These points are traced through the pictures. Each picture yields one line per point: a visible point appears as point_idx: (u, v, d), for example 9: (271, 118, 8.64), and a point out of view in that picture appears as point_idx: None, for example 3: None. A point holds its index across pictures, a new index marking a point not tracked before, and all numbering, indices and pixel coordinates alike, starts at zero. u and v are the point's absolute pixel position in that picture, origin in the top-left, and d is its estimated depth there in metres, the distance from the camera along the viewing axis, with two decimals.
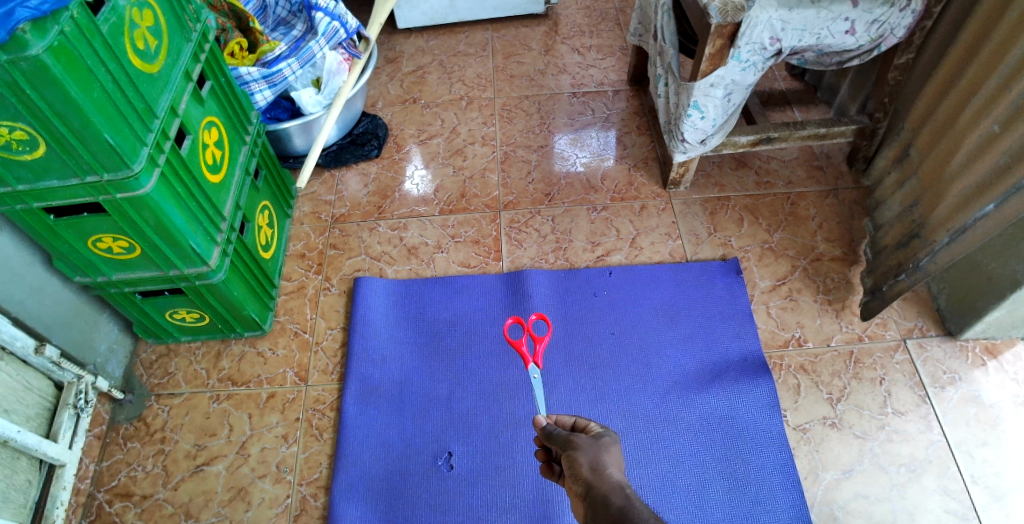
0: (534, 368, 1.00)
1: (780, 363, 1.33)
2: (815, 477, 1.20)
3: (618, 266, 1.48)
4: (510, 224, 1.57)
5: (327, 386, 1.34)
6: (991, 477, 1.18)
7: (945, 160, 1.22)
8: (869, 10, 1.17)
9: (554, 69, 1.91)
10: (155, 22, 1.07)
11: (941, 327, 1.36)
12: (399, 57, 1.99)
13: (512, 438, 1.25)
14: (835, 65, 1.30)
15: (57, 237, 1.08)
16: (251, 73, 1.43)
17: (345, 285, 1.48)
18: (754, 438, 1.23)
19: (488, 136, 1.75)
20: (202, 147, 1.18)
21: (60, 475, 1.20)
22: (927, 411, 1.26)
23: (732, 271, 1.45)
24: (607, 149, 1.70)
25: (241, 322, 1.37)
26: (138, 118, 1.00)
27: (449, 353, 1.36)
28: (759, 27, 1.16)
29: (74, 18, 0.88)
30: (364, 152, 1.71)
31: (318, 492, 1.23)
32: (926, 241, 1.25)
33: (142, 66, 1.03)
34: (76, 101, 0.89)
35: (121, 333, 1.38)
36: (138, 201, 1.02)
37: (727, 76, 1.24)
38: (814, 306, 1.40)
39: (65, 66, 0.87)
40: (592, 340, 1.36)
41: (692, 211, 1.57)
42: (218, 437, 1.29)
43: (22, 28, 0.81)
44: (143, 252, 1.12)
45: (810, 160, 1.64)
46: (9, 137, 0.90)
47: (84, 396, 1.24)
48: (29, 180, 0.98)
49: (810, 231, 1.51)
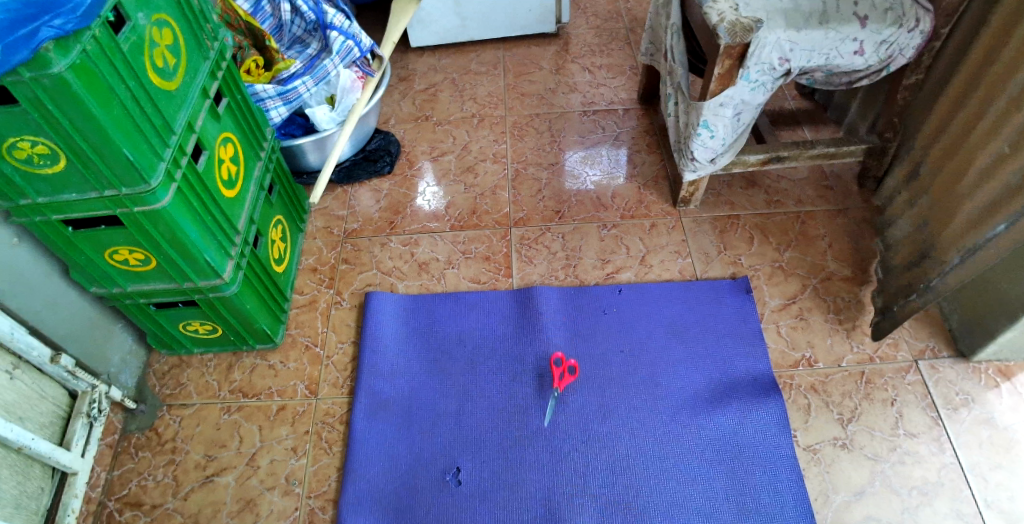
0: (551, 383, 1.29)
1: (789, 382, 1.33)
2: (825, 499, 1.19)
3: (627, 283, 1.48)
4: (520, 241, 1.58)
5: (337, 400, 1.35)
6: (1006, 501, 1.16)
7: (956, 180, 1.22)
8: (876, 31, 1.18)
9: (565, 88, 1.93)
10: (174, 41, 1.10)
11: (953, 348, 1.35)
12: (412, 76, 2.02)
13: (521, 455, 1.25)
14: (844, 85, 1.31)
15: (74, 250, 1.11)
16: (266, 90, 1.48)
17: (355, 299, 1.50)
18: (763, 459, 1.22)
19: (499, 154, 1.77)
20: (218, 162, 1.21)
21: (72, 483, 1.21)
22: (939, 433, 1.25)
23: (741, 289, 1.45)
24: (617, 167, 1.71)
25: (254, 335, 1.38)
26: (156, 133, 1.03)
27: (458, 368, 1.37)
28: (768, 47, 1.17)
29: (96, 37, 0.90)
30: (376, 168, 1.73)
31: (326, 505, 1.23)
32: (937, 261, 1.25)
33: (160, 83, 1.05)
34: (95, 117, 0.91)
35: (135, 344, 1.40)
36: (154, 214, 1.05)
37: (736, 96, 1.25)
38: (824, 325, 1.40)
39: (85, 83, 0.89)
40: (600, 358, 1.36)
41: (702, 229, 1.57)
42: (228, 448, 1.30)
43: (45, 47, 0.83)
44: (158, 264, 1.14)
45: (820, 179, 1.65)
46: (31, 151, 0.93)
47: (97, 405, 1.26)
48: (50, 193, 1.00)
49: (820, 249, 1.51)
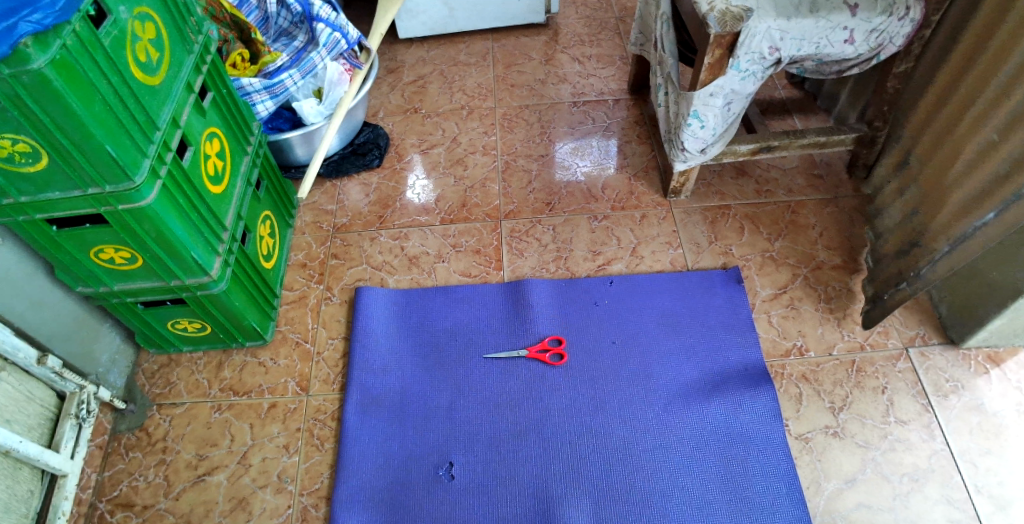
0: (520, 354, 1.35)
1: (781, 372, 1.33)
2: (817, 487, 1.20)
3: (619, 275, 1.48)
4: (510, 234, 1.57)
5: (328, 396, 1.34)
6: (995, 486, 1.18)
7: (945, 169, 1.22)
8: (867, 19, 1.17)
9: (554, 79, 1.91)
10: (157, 34, 1.08)
11: (943, 335, 1.35)
12: (399, 68, 2.00)
13: (514, 449, 1.25)
14: (834, 74, 1.30)
15: (59, 249, 1.09)
16: (253, 84, 1.45)
17: (345, 294, 1.49)
18: (755, 449, 1.23)
19: (488, 146, 1.76)
20: (204, 158, 1.19)
21: (62, 485, 1.20)
22: (929, 419, 1.25)
23: (732, 279, 1.45)
24: (607, 158, 1.70)
25: (243, 333, 1.37)
26: (140, 130, 1.01)
27: (451, 362, 1.36)
28: (758, 36, 1.16)
29: (75, 32, 0.89)
30: (365, 162, 1.71)
31: (319, 502, 1.23)
32: (927, 250, 1.25)
33: (143, 78, 1.03)
34: (77, 114, 0.89)
35: (123, 343, 1.38)
36: (139, 212, 1.03)
37: (726, 86, 1.24)
38: (815, 315, 1.40)
39: (66, 79, 0.87)
40: (593, 350, 1.36)
41: (692, 220, 1.57)
42: (219, 447, 1.29)
43: (23, 43, 0.82)
44: (144, 263, 1.13)
45: (810, 168, 1.64)
46: (11, 150, 0.91)
47: (85, 406, 1.25)
48: (32, 192, 0.99)
49: (811, 239, 1.51)
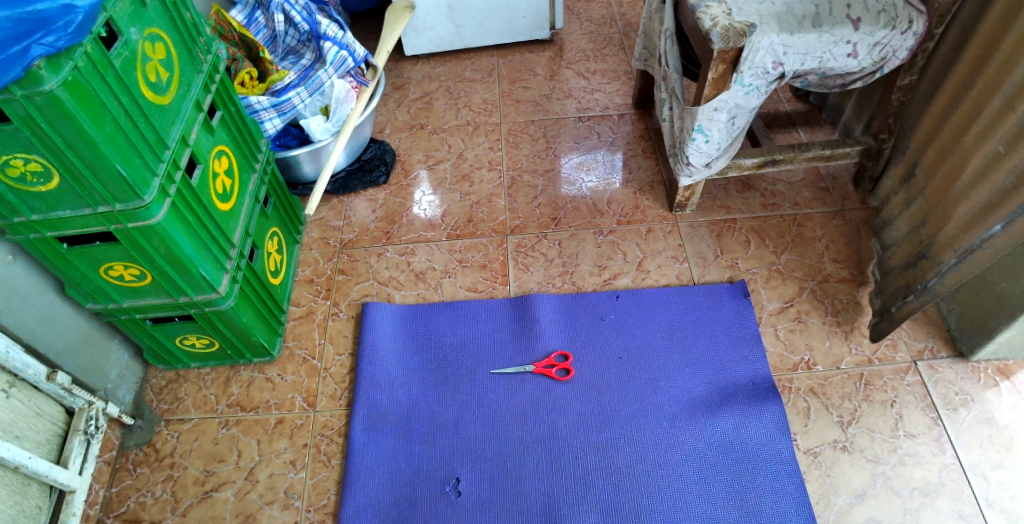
0: (525, 370, 1.35)
1: (789, 386, 1.33)
2: (826, 502, 1.19)
3: (625, 289, 1.48)
4: (516, 249, 1.57)
5: (335, 412, 1.35)
6: (1006, 500, 1.16)
7: (951, 180, 1.22)
8: (869, 33, 1.18)
9: (559, 94, 1.93)
10: (166, 55, 1.10)
11: (952, 347, 1.34)
12: (406, 84, 2.02)
13: (521, 463, 1.25)
14: (838, 88, 1.31)
15: (69, 266, 1.11)
16: (260, 102, 1.46)
17: (353, 310, 1.49)
18: (764, 462, 1.22)
19: (494, 161, 1.77)
20: (212, 176, 1.21)
21: (70, 501, 1.20)
22: (939, 433, 1.24)
23: (739, 293, 1.45)
24: (613, 173, 1.71)
25: (251, 348, 1.38)
26: (150, 148, 1.03)
27: (458, 378, 1.36)
28: (761, 51, 1.17)
29: (87, 54, 0.90)
30: (372, 178, 1.73)
31: (326, 518, 1.22)
32: (935, 262, 1.24)
33: (154, 98, 1.05)
34: (89, 134, 0.91)
35: (132, 359, 1.39)
36: (149, 229, 1.04)
37: (731, 100, 1.25)
38: (823, 328, 1.40)
39: (77, 100, 0.89)
40: (600, 364, 1.36)
41: (698, 234, 1.57)
42: (226, 462, 1.30)
43: (36, 65, 0.83)
44: (153, 279, 1.14)
45: (815, 182, 1.65)
46: (24, 169, 0.93)
47: (94, 422, 1.25)
48: (43, 210, 1.00)
49: (818, 251, 1.51)
